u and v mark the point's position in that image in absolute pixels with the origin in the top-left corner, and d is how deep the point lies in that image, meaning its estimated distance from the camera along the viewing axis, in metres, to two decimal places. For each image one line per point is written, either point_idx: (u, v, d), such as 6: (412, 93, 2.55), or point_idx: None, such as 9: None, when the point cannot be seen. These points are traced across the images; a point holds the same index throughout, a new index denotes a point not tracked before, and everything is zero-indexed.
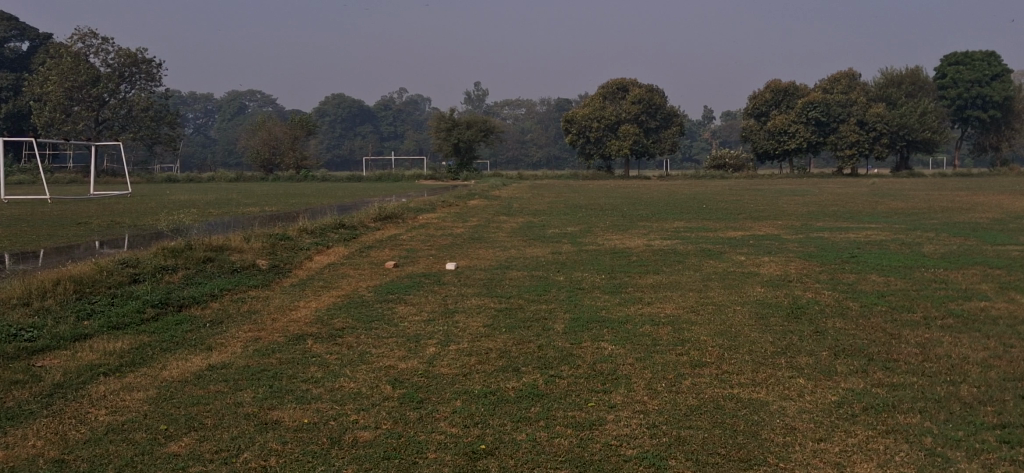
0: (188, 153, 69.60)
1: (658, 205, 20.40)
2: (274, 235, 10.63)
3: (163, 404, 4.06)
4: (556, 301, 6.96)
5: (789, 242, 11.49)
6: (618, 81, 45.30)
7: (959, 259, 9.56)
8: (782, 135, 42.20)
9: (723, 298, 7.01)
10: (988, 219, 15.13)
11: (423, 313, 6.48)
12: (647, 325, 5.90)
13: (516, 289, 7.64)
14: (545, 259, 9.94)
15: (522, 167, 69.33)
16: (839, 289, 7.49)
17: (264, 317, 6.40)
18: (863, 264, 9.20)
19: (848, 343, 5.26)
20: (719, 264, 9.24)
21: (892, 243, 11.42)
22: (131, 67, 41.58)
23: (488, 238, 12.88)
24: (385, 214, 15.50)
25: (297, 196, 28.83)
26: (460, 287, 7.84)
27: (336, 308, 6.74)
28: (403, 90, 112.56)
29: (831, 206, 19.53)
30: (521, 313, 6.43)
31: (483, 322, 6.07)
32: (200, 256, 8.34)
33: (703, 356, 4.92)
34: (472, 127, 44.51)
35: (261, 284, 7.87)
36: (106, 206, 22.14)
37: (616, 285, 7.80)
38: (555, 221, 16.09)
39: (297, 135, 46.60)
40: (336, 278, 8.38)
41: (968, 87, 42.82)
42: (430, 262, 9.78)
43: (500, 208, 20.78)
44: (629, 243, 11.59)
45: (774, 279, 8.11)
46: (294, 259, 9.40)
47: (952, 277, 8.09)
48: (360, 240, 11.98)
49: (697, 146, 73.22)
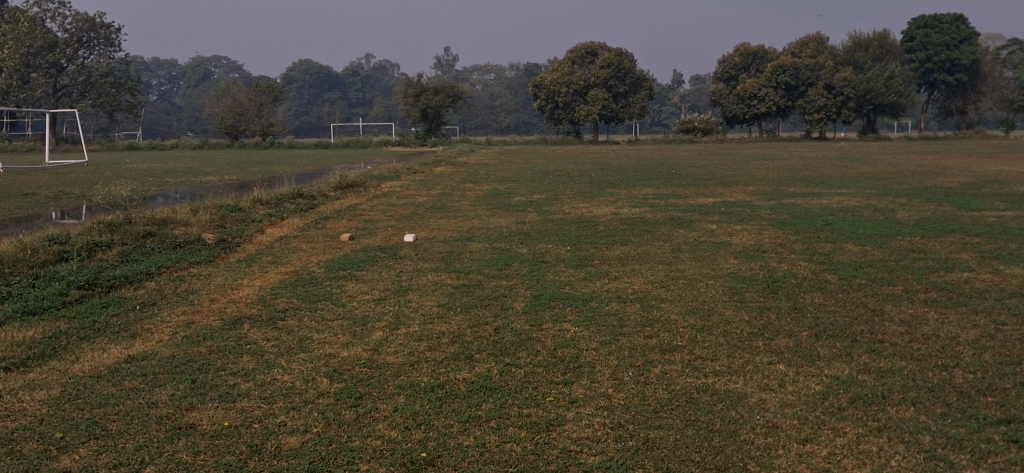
0: (151, 120, 68.18)
1: (627, 171, 20.03)
2: (224, 206, 10.07)
3: (68, 406, 3.59)
4: (517, 277, 6.52)
5: (761, 209, 11.12)
6: (587, 45, 44.69)
7: (936, 226, 9.21)
8: (751, 100, 41.79)
9: (695, 272, 6.61)
10: (961, 184, 14.84)
11: (374, 292, 6.00)
12: (614, 303, 5.49)
13: (476, 263, 7.19)
14: (509, 229, 9.48)
15: (492, 132, 68.60)
16: (815, 259, 7.12)
17: (202, 299, 5.91)
18: (839, 232, 8.81)
19: (830, 322, 4.88)
20: (690, 234, 8.83)
21: (866, 209, 11.07)
22: (89, 32, 40.27)
23: (450, 207, 12.37)
24: (345, 183, 14.92)
25: (261, 163, 28.12)
26: (416, 261, 7.37)
27: (281, 287, 6.26)
28: (370, 55, 110.60)
29: (801, 171, 19.21)
30: (481, 290, 5.99)
31: (437, 302, 5.63)
32: (139, 231, 7.79)
33: (675, 339, 4.52)
34: (440, 93, 43.76)
35: (204, 259, 7.36)
36: (59, 176, 21.35)
37: (582, 258, 7.37)
38: (522, 189, 15.60)
39: (262, 101, 45.63)
40: (285, 253, 7.88)
41: (936, 51, 42.66)
42: (388, 233, 9.28)
43: (467, 175, 20.24)
44: (597, 212, 11.15)
45: (748, 250, 7.72)
46: (243, 232, 8.86)
47: (930, 246, 7.76)
48: (316, 211, 11.47)
49: (666, 111, 72.85)
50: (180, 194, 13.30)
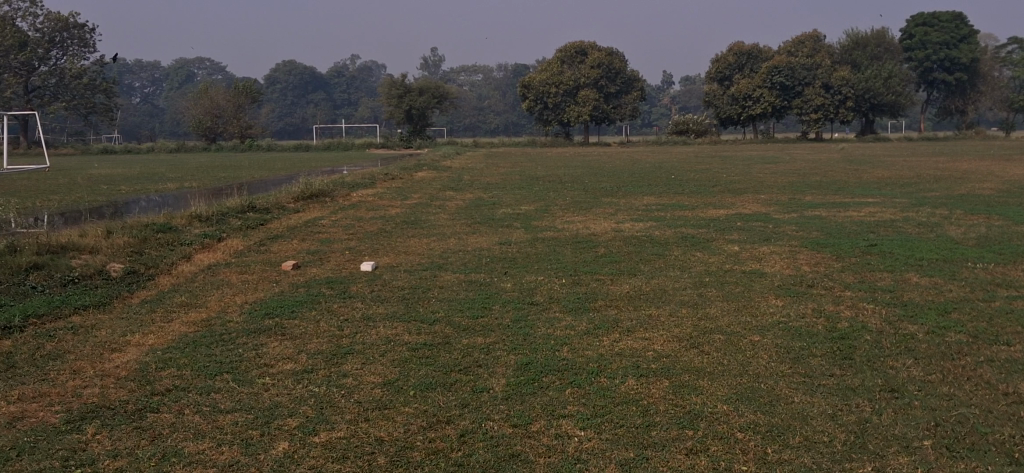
0: (129, 124, 66.09)
1: (622, 176, 18.52)
2: (149, 225, 8.45)
3: None
4: (501, 330, 4.90)
5: (784, 225, 9.53)
6: (577, 44, 43.23)
7: (1003, 248, 7.64)
8: (746, 100, 40.17)
9: (732, 321, 5.02)
10: (995, 190, 13.37)
11: (303, 359, 4.36)
12: (633, 379, 3.89)
13: (445, 307, 5.56)
14: (489, 253, 7.87)
15: (481, 134, 67.00)
16: (882, 300, 5.53)
17: (59, 370, 4.27)
18: (892, 256, 7.25)
19: (954, 419, 3.31)
20: (711, 259, 7.26)
21: (906, 224, 9.50)
22: (62, 32, 38.27)
23: (424, 222, 10.75)
24: (309, 193, 13.30)
25: (231, 168, 26.41)
26: (369, 303, 5.72)
27: (177, 350, 4.61)
28: (357, 56, 108.87)
29: (810, 176, 17.76)
30: (447, 355, 4.38)
31: (383, 377, 4.01)
32: (20, 263, 6.17)
33: (737, 464, 2.95)
34: (424, 93, 42.04)
35: (96, 302, 5.72)
36: (9, 184, 19.55)
37: (580, 299, 5.74)
38: (508, 198, 13.98)
39: (241, 103, 43.83)
40: (208, 290, 6.25)
41: (935, 50, 41.05)
42: (343, 260, 7.65)
43: (449, 181, 18.69)
44: (594, 228, 9.58)
45: (788, 284, 6.11)
46: (161, 260, 7.19)
47: (1014, 278, 6.17)
48: (268, 228, 9.86)
49: (657, 112, 71.65)
50: (129, 209, 11.69)
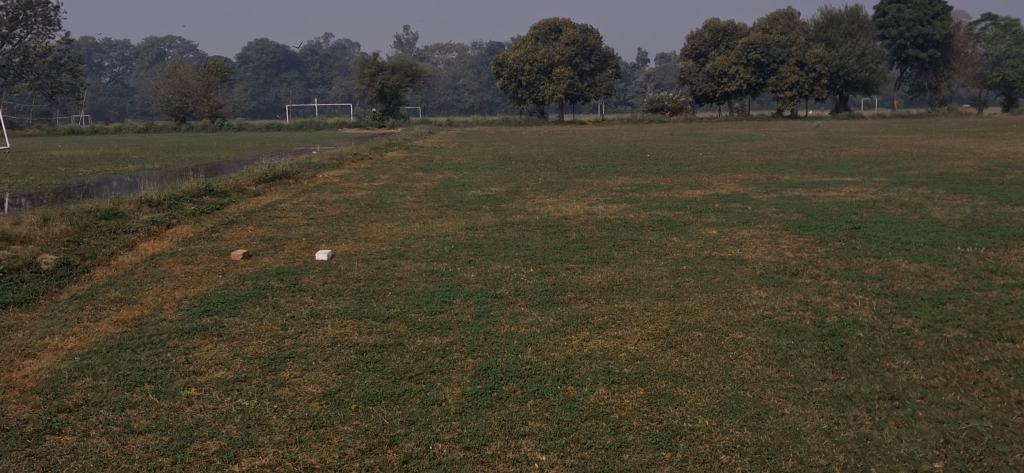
0: (97, 104, 64.76)
1: (596, 155, 18.14)
2: (93, 212, 7.91)
3: None
4: (459, 329, 4.46)
5: (762, 206, 9.14)
6: (551, 22, 42.61)
7: (990, 230, 7.29)
8: (721, 78, 39.73)
9: (713, 316, 4.61)
10: (975, 169, 13.04)
11: (237, 365, 3.90)
12: (602, 387, 3.48)
13: (400, 301, 5.11)
14: (454, 239, 7.43)
15: (455, 113, 66.13)
16: (871, 290, 5.14)
17: None
18: (877, 240, 6.87)
19: (966, 436, 2.91)
20: (687, 244, 6.86)
21: (888, 204, 9.13)
22: (25, 9, 37.15)
23: (390, 205, 10.27)
24: (272, 175, 12.78)
25: (198, 149, 25.72)
26: (318, 298, 5.25)
27: (97, 355, 4.12)
28: (329, 36, 107.58)
29: (786, 153, 17.45)
30: (398, 360, 3.93)
31: (324, 388, 3.57)
32: None
33: None
34: (397, 72, 41.24)
35: (18, 300, 5.20)
36: None
37: (549, 290, 5.31)
38: (478, 179, 13.52)
39: (211, 82, 42.84)
40: (146, 284, 5.75)
41: (909, 26, 40.65)
42: (298, 248, 7.18)
43: (420, 161, 18.21)
44: (565, 211, 9.15)
45: (770, 272, 5.71)
46: (100, 250, 6.68)
47: (1008, 263, 5.81)
48: (224, 213, 9.37)
49: (632, 90, 71.35)
50: (83, 193, 11.07)
